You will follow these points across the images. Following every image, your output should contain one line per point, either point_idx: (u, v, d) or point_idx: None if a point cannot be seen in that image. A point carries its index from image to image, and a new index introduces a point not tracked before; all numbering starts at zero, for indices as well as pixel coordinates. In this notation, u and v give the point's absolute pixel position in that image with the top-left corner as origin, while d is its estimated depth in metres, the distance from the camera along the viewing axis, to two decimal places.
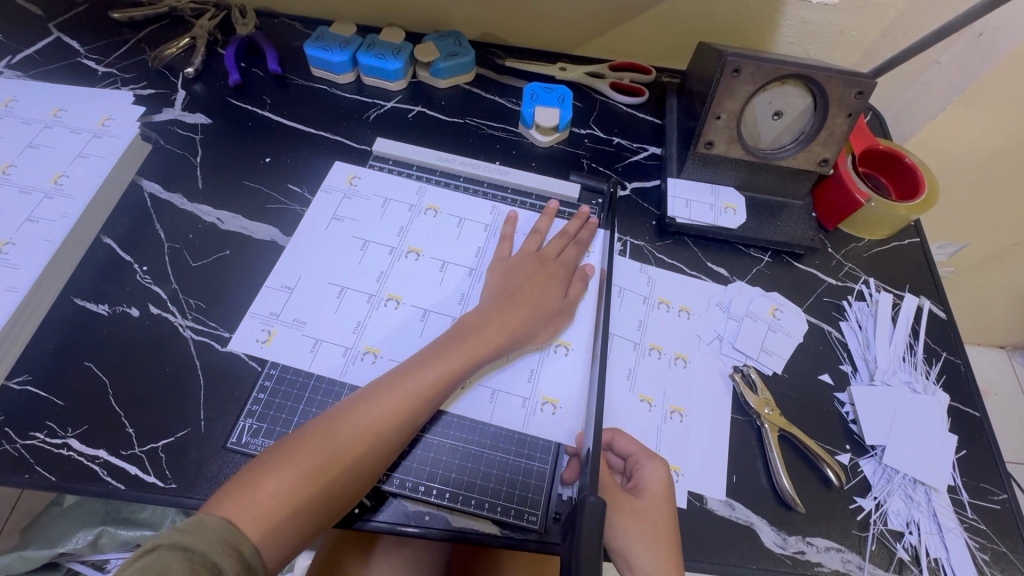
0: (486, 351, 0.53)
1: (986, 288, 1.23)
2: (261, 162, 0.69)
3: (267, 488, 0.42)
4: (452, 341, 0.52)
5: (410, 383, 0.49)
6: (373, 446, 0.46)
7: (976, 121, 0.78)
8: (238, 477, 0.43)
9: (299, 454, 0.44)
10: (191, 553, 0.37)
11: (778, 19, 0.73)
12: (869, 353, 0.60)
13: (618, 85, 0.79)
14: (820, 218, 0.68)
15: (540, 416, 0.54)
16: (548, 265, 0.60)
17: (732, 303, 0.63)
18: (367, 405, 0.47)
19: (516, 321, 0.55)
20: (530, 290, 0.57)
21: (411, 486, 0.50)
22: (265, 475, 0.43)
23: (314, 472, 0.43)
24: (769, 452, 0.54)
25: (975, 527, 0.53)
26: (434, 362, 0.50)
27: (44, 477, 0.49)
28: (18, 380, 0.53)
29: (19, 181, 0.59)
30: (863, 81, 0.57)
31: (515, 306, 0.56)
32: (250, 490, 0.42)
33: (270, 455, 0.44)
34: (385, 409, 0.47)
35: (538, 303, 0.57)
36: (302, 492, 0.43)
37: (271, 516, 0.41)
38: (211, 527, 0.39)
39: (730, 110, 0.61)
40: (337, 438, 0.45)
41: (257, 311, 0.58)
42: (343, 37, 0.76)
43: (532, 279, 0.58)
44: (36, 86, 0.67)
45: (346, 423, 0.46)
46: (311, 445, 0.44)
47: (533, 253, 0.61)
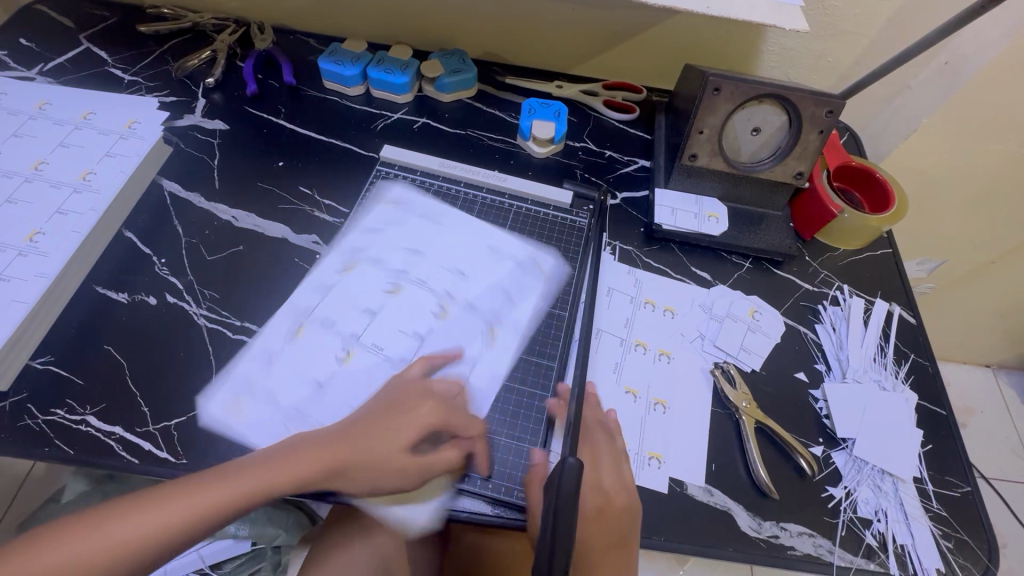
0: (385, 439, 0.50)
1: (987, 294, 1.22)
2: (274, 166, 0.73)
3: (116, 530, 0.42)
4: (378, 417, 0.52)
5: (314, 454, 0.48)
6: (256, 499, 0.46)
7: (931, 155, 0.85)
8: (89, 516, 0.43)
9: (209, 488, 0.45)
10: None
11: (760, 44, 0.79)
12: (842, 354, 0.64)
13: (611, 103, 0.84)
14: (798, 229, 0.73)
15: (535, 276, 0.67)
16: (432, 399, 0.54)
17: (713, 304, 0.67)
18: (248, 470, 0.46)
19: (424, 421, 0.52)
20: (458, 372, 0.55)
21: (368, 458, 0.53)
22: (128, 516, 0.43)
23: (180, 520, 0.43)
24: (746, 442, 0.57)
25: (939, 516, 0.56)
26: (312, 450, 0.49)
27: (62, 451, 0.52)
28: (40, 361, 0.56)
29: (50, 177, 0.63)
30: (833, 101, 0.62)
31: (427, 399, 0.54)
32: (102, 528, 0.42)
33: (145, 493, 0.45)
34: (271, 475, 0.47)
35: (387, 447, 0.50)
36: (132, 553, 0.42)
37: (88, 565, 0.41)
38: (56, 561, 0.39)
39: (711, 126, 0.66)
40: (169, 506, 0.44)
41: (276, 336, 0.59)
42: (355, 53, 0.82)
43: (434, 408, 0.53)
44: (69, 91, 0.72)
45: (247, 470, 0.46)
46: (166, 497, 0.44)
47: (420, 380, 0.56)
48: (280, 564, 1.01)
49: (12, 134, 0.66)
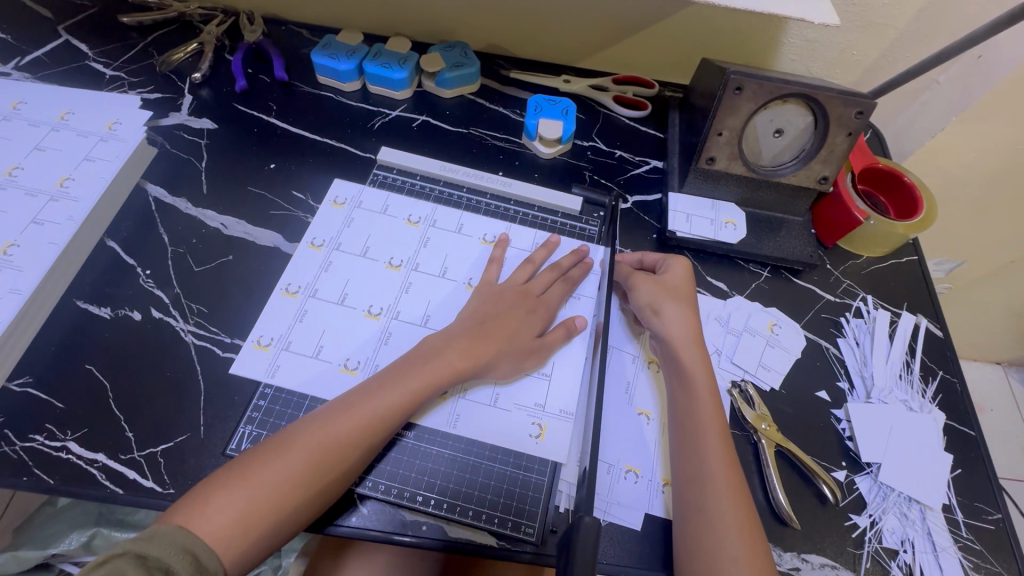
0: (449, 376, 0.52)
1: (1002, 295, 1.19)
2: (266, 168, 0.69)
3: (216, 508, 0.43)
4: (415, 363, 0.52)
5: (364, 407, 0.48)
6: (348, 455, 0.47)
7: (959, 154, 0.81)
8: (191, 496, 0.44)
9: (281, 457, 0.45)
10: (147, 560, 0.39)
11: (780, 36, 0.74)
12: (866, 370, 0.61)
13: (622, 98, 0.80)
14: (819, 235, 0.69)
15: (556, 423, 0.54)
16: (530, 300, 0.59)
17: (730, 318, 0.63)
18: (328, 425, 0.47)
19: (486, 349, 0.54)
20: (507, 325, 0.56)
21: (381, 488, 0.50)
22: (214, 494, 0.43)
23: (271, 491, 0.44)
24: (766, 468, 0.54)
25: (969, 546, 0.53)
26: (391, 385, 0.50)
27: (43, 480, 0.49)
28: (19, 382, 0.53)
29: (25, 184, 0.59)
30: (863, 102, 0.57)
31: (488, 333, 0.55)
32: (200, 512, 0.42)
33: (240, 466, 0.45)
34: (350, 424, 0.48)
35: (513, 339, 0.55)
36: (249, 518, 0.43)
37: (225, 535, 0.42)
38: (164, 533, 0.41)
39: (732, 127, 0.62)
40: (253, 484, 0.44)
41: (344, 250, 0.63)
42: (350, 45, 0.77)
43: (510, 310, 0.57)
44: (46, 89, 0.68)
45: (310, 436, 0.47)
46: (251, 469, 0.45)
47: (519, 284, 0.60)
48: (280, 568, 1.00)
49: None
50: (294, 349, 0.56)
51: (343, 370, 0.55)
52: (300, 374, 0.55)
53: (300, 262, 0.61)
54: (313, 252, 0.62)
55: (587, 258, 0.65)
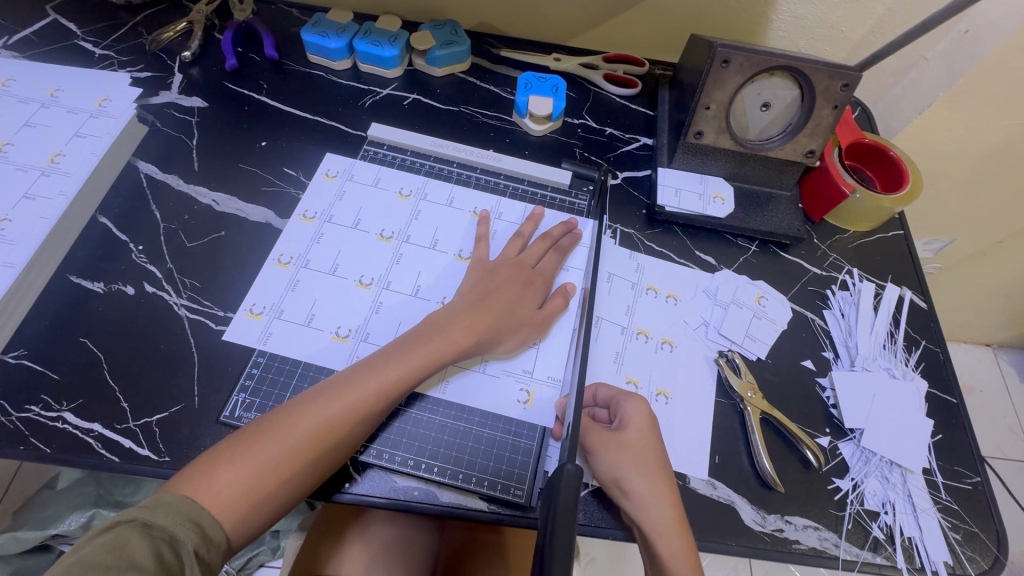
0: (451, 353, 0.52)
1: (989, 275, 1.20)
2: (257, 145, 0.69)
3: (222, 478, 0.43)
4: (417, 339, 0.52)
5: (367, 381, 0.49)
6: (350, 428, 0.47)
7: (946, 131, 0.81)
8: (194, 467, 0.44)
9: (285, 428, 0.46)
10: (151, 528, 0.39)
11: (769, 12, 0.74)
12: (851, 340, 0.62)
13: (612, 76, 0.80)
14: (806, 210, 0.70)
15: (543, 388, 0.56)
16: (526, 272, 0.59)
17: (718, 290, 0.64)
18: (330, 399, 0.48)
19: (484, 324, 0.54)
20: (504, 298, 0.56)
21: (376, 454, 0.51)
22: (219, 464, 0.44)
23: (275, 462, 0.45)
24: (751, 434, 0.55)
25: (948, 507, 0.54)
26: (394, 360, 0.50)
27: (40, 449, 0.49)
28: (13, 354, 0.53)
29: (17, 160, 0.60)
30: (848, 74, 0.58)
31: (485, 308, 0.55)
32: (204, 484, 0.43)
33: (242, 439, 0.46)
34: (352, 398, 0.48)
35: (511, 312, 0.56)
36: (254, 489, 0.44)
37: (231, 505, 0.43)
38: (170, 503, 0.41)
39: (719, 101, 0.62)
40: (258, 455, 0.45)
41: (336, 222, 0.64)
42: (340, 24, 0.77)
43: (508, 284, 0.58)
44: (35, 66, 0.68)
45: (314, 408, 0.47)
46: (256, 440, 0.45)
47: (512, 257, 0.60)
48: (279, 548, 1.02)
49: None
50: (286, 318, 0.57)
51: (336, 337, 0.56)
52: (293, 341, 0.56)
53: (292, 234, 0.62)
54: (305, 224, 0.63)
55: (576, 229, 0.66)
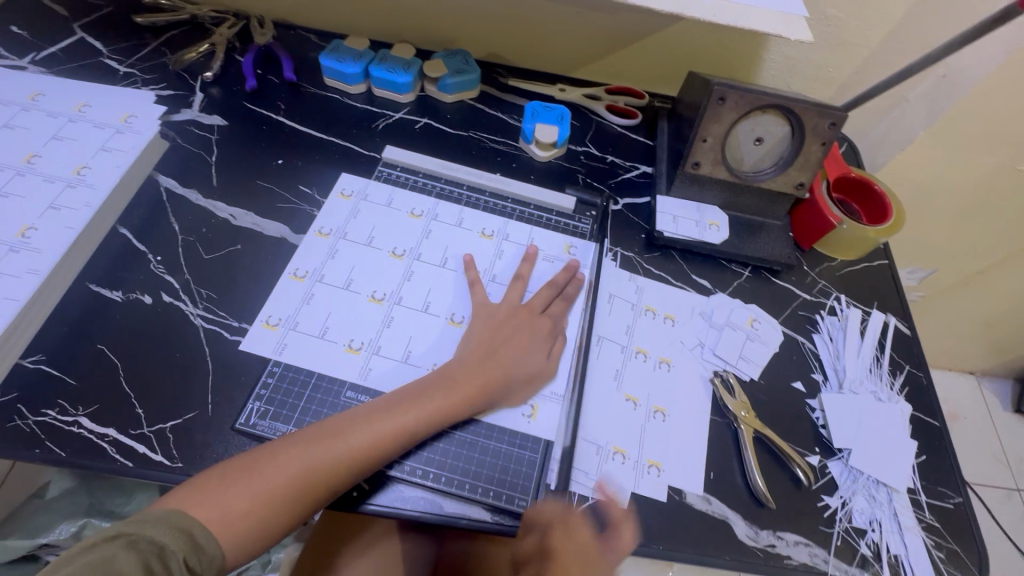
0: (461, 404, 0.53)
1: (970, 305, 1.25)
2: (274, 163, 0.72)
3: (236, 500, 0.45)
4: (429, 389, 0.54)
5: (381, 424, 0.50)
6: (356, 469, 0.49)
7: (927, 168, 0.86)
8: (202, 483, 0.46)
9: (297, 457, 0.48)
10: (139, 543, 0.41)
11: (762, 53, 0.79)
12: (839, 364, 0.65)
13: (614, 107, 0.84)
14: (796, 238, 0.74)
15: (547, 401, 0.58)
16: (535, 318, 0.61)
17: (713, 313, 0.67)
18: (341, 439, 0.49)
19: (494, 377, 0.56)
20: (514, 347, 0.58)
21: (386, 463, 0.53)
22: (232, 487, 0.46)
23: (288, 487, 0.47)
24: (744, 451, 0.58)
25: (931, 526, 0.57)
26: (406, 409, 0.52)
27: (54, 452, 0.50)
28: (32, 359, 0.55)
29: (43, 170, 0.62)
30: (835, 114, 0.62)
31: (495, 361, 0.57)
32: (209, 501, 0.45)
33: (250, 463, 0.47)
34: (361, 442, 0.49)
35: (517, 363, 0.57)
36: (256, 514, 0.46)
37: (232, 526, 0.45)
38: (165, 520, 0.43)
39: (716, 134, 0.66)
40: (273, 481, 0.46)
41: (350, 239, 0.66)
42: (357, 50, 0.81)
43: (517, 332, 0.59)
44: (63, 82, 0.70)
45: (331, 443, 0.49)
46: (268, 466, 0.47)
47: (519, 304, 0.62)
48: (269, 563, 1.01)
49: (3, 125, 0.65)
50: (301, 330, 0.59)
51: (349, 349, 0.58)
52: (305, 351, 0.58)
53: (309, 249, 0.65)
54: (321, 239, 0.66)
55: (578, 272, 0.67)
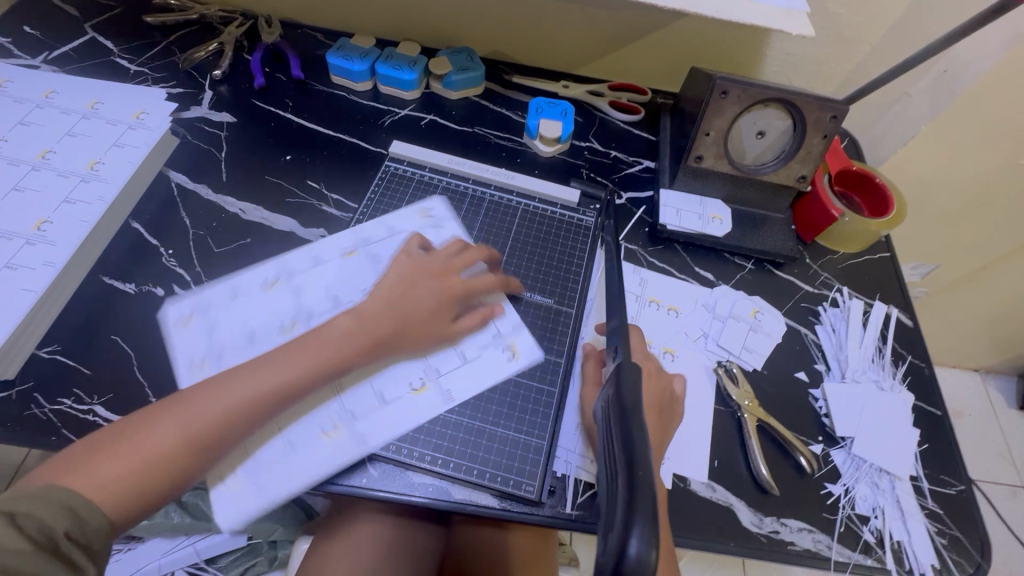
0: (355, 355, 0.53)
1: (973, 300, 1.26)
2: (282, 159, 0.73)
3: (105, 468, 0.43)
4: (313, 338, 0.53)
5: (260, 379, 0.49)
6: (234, 422, 0.48)
7: (929, 162, 0.87)
8: (74, 456, 0.44)
9: (171, 420, 0.46)
10: (19, 517, 0.39)
11: (764, 49, 0.80)
12: (841, 354, 0.66)
13: (617, 104, 0.85)
14: (798, 231, 0.74)
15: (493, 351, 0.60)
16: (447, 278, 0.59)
17: (716, 304, 0.68)
18: (218, 393, 0.48)
19: (389, 326, 0.55)
20: (418, 299, 0.57)
21: (389, 448, 0.53)
22: (102, 456, 0.44)
23: (164, 451, 0.45)
24: (748, 440, 0.58)
25: (934, 513, 0.57)
26: (292, 357, 0.51)
27: (70, 440, 0.51)
28: (47, 350, 0.56)
29: (57, 166, 0.63)
30: (836, 107, 0.63)
31: (395, 312, 0.55)
32: (78, 471, 0.43)
33: (119, 431, 0.46)
34: (237, 396, 0.48)
35: (422, 311, 0.57)
36: (134, 477, 0.44)
37: (108, 491, 0.43)
38: (40, 496, 0.41)
39: (718, 128, 0.67)
40: (143, 444, 0.45)
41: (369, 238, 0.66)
42: (363, 48, 0.82)
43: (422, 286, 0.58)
44: (75, 80, 0.72)
45: (205, 401, 0.48)
46: (140, 431, 0.45)
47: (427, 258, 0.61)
48: (276, 559, 1.02)
49: (18, 122, 0.66)
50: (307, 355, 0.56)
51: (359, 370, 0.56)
52: (238, 361, 0.55)
53: (329, 245, 0.65)
54: (340, 234, 0.66)
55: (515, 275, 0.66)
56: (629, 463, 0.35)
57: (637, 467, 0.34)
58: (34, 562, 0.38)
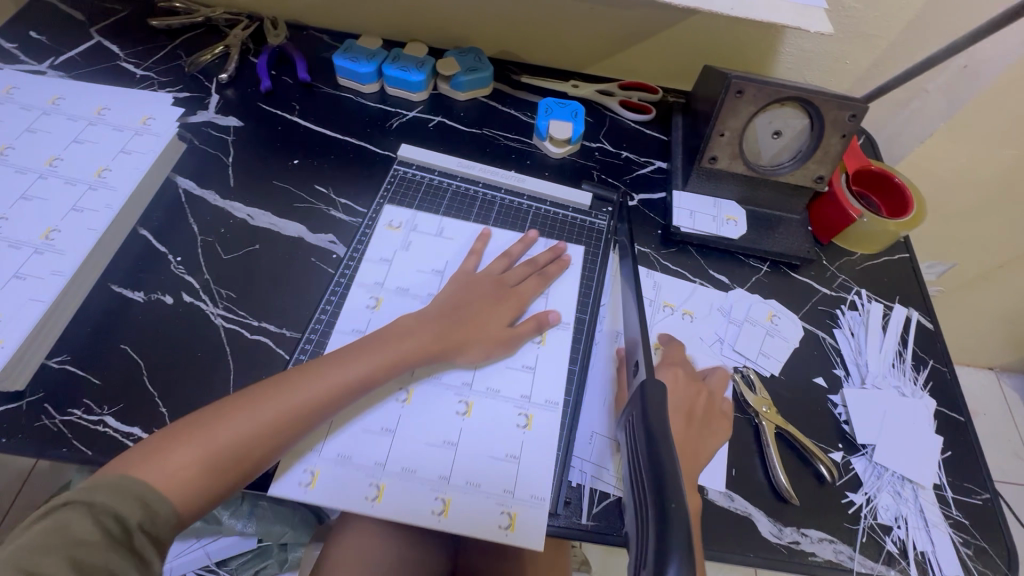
0: (425, 351, 0.54)
1: (990, 299, 1.23)
2: (290, 163, 0.73)
3: (180, 453, 0.43)
4: (385, 338, 0.53)
5: (338, 371, 0.50)
6: (310, 414, 0.48)
7: (947, 160, 0.85)
8: (148, 444, 0.43)
9: (248, 409, 0.46)
10: (94, 507, 0.38)
11: (778, 46, 0.78)
12: (861, 359, 0.64)
13: (628, 103, 0.84)
14: (815, 233, 0.73)
15: (556, 332, 0.62)
16: (506, 290, 0.61)
17: (732, 308, 0.67)
18: (296, 385, 0.48)
19: (457, 335, 0.56)
20: (480, 312, 0.58)
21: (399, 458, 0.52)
22: (178, 442, 0.43)
23: (241, 440, 0.45)
24: (767, 448, 0.57)
25: (959, 523, 0.56)
26: (366, 354, 0.52)
27: (81, 450, 0.51)
28: (57, 359, 0.55)
29: (64, 173, 0.63)
30: (856, 105, 0.61)
31: (460, 320, 0.57)
32: (152, 458, 0.42)
33: (194, 420, 0.45)
34: (315, 390, 0.48)
35: (485, 318, 0.58)
36: (207, 466, 0.43)
37: (183, 481, 0.42)
38: (112, 485, 0.40)
39: (733, 128, 0.66)
40: (222, 433, 0.44)
41: (420, 230, 0.68)
42: (370, 50, 0.81)
43: (484, 294, 0.60)
44: (82, 85, 0.71)
45: (275, 394, 0.47)
46: (217, 421, 0.45)
47: (495, 274, 0.62)
48: (286, 562, 1.03)
49: (26, 128, 0.66)
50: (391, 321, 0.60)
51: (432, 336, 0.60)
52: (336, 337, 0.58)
53: (377, 242, 0.66)
54: (391, 233, 0.67)
55: (564, 255, 0.67)
56: (660, 496, 0.36)
57: (671, 500, 0.35)
58: (102, 554, 0.37)
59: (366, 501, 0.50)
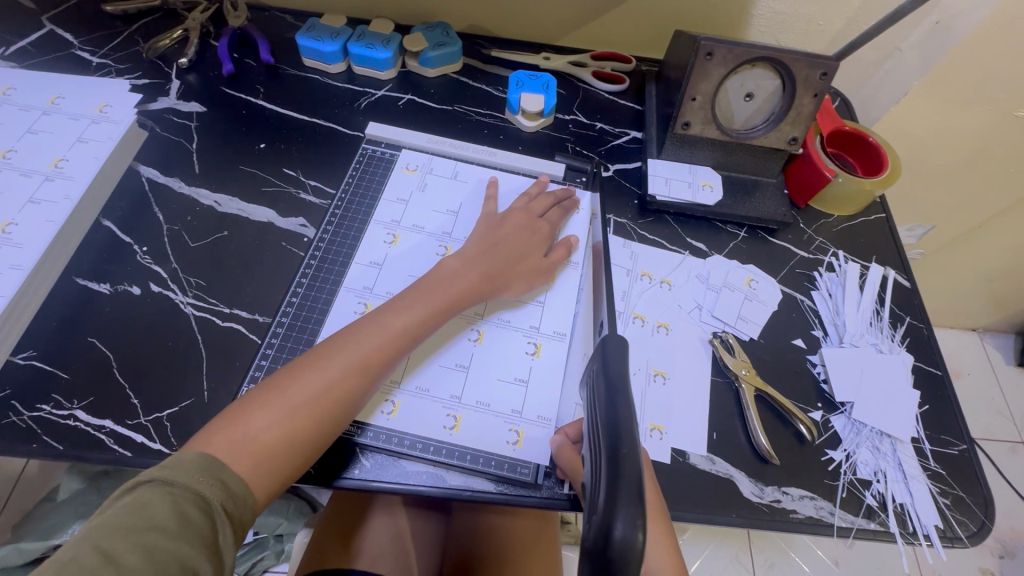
0: (466, 295, 0.56)
1: (970, 259, 1.24)
2: (257, 147, 0.71)
3: (258, 420, 0.44)
4: (427, 286, 0.55)
5: (392, 323, 0.52)
6: (370, 368, 0.49)
7: (922, 120, 0.85)
8: (227, 415, 0.45)
9: (314, 373, 0.47)
10: (173, 487, 0.39)
11: (749, 9, 0.77)
12: (839, 319, 0.64)
13: (600, 74, 0.82)
14: (791, 196, 0.72)
15: (569, 269, 0.64)
16: (536, 222, 0.64)
17: (710, 275, 0.66)
18: (354, 342, 0.50)
19: (496, 266, 0.59)
20: (514, 243, 0.61)
21: (373, 436, 0.52)
22: (253, 411, 0.45)
23: (310, 402, 0.46)
24: (745, 410, 0.57)
25: (937, 474, 0.56)
26: (414, 303, 0.53)
27: (52, 445, 0.50)
28: (23, 355, 0.54)
29: (21, 165, 0.61)
30: (826, 63, 0.61)
31: (497, 253, 0.59)
32: (234, 430, 0.44)
33: (264, 389, 0.47)
34: (372, 344, 0.50)
35: (517, 250, 0.60)
36: (285, 431, 0.45)
37: (268, 448, 0.44)
38: (193, 460, 0.41)
39: (705, 92, 0.65)
40: (292, 398, 0.46)
41: (437, 173, 0.70)
42: (334, 28, 0.79)
43: (517, 232, 0.62)
44: (35, 75, 0.69)
45: (336, 355, 0.49)
46: (287, 387, 0.46)
47: (523, 208, 0.65)
48: (283, 552, 1.03)
49: None
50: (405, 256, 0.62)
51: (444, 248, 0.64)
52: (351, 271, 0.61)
53: (398, 183, 0.68)
54: (409, 175, 0.69)
55: (575, 197, 0.69)
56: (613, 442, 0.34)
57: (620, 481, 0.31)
58: (173, 542, 0.37)
59: (383, 416, 0.53)
